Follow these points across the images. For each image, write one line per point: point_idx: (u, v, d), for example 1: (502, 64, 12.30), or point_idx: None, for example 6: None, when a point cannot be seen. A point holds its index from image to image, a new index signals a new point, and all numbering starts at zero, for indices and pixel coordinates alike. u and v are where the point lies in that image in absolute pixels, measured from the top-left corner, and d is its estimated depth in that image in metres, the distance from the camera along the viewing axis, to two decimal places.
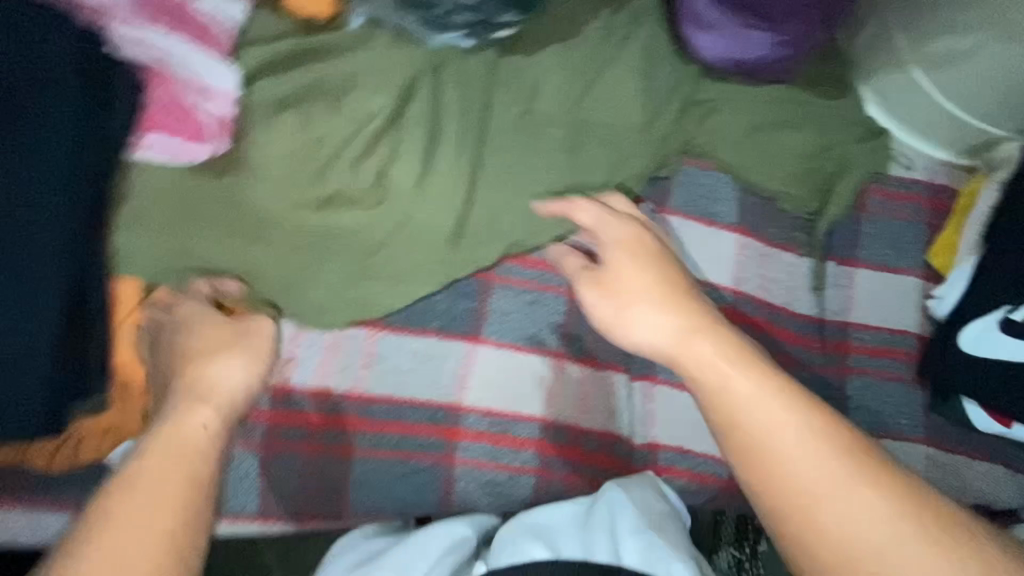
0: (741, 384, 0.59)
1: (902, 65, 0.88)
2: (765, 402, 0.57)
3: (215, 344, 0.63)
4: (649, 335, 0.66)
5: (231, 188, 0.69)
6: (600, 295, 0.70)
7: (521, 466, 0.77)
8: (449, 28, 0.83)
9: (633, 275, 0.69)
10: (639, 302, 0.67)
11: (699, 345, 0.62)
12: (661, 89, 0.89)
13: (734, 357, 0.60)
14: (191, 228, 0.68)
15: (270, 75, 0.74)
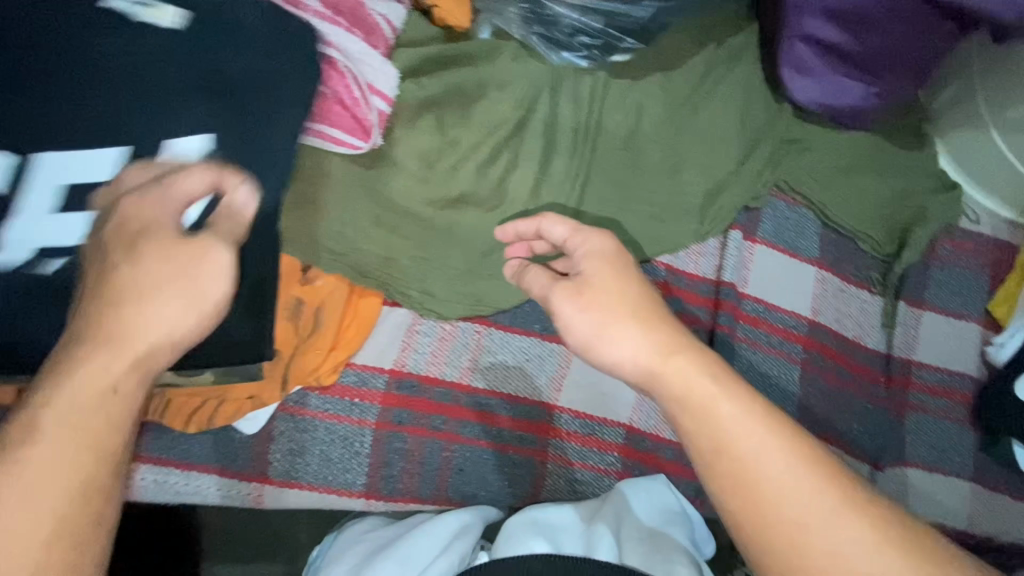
0: (731, 410, 0.49)
1: (981, 124, 0.95)
2: (748, 427, 0.48)
3: (172, 264, 0.48)
4: (645, 363, 0.53)
5: (371, 177, 0.72)
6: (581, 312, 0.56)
7: (607, 470, 0.80)
8: (569, 48, 0.89)
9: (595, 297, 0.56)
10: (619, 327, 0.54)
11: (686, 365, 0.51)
12: (755, 125, 0.95)
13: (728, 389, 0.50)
14: (333, 209, 0.70)
15: (412, 79, 0.79)
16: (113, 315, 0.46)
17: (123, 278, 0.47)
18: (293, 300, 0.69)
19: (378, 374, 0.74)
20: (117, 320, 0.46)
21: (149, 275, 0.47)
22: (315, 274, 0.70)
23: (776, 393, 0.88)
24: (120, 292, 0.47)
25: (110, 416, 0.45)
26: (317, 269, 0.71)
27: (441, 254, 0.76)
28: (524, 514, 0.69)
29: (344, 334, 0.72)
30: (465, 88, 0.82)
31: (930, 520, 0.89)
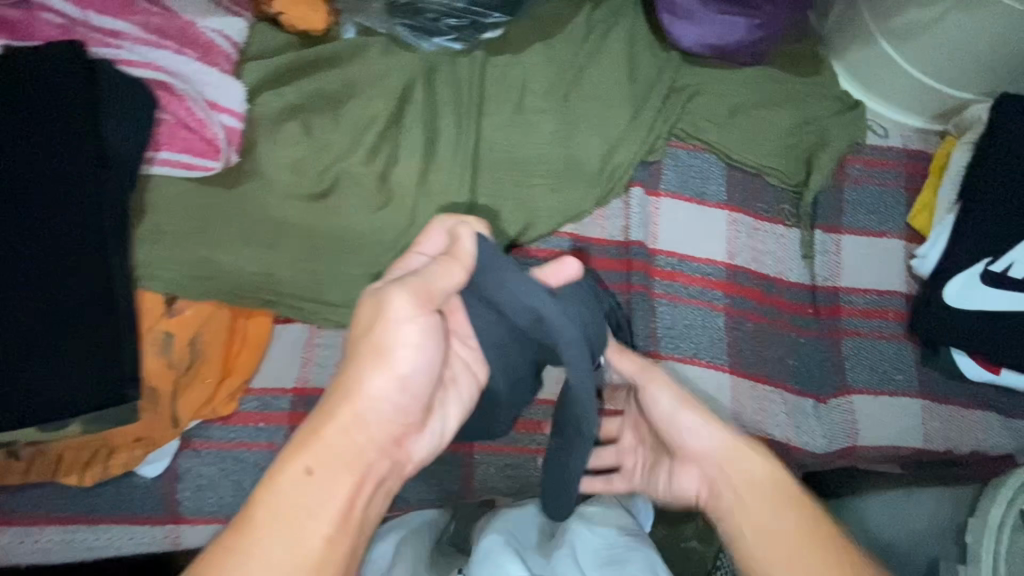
0: (763, 507, 0.60)
1: (870, 37, 0.93)
2: (769, 516, 0.59)
3: (366, 321, 0.56)
4: (706, 441, 0.65)
5: (247, 197, 0.71)
6: (663, 412, 0.67)
7: (540, 449, 0.79)
8: (439, 33, 0.87)
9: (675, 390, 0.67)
10: (689, 412, 0.66)
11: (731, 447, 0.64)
12: (644, 79, 0.94)
13: (759, 481, 0.62)
14: (203, 235, 0.68)
15: (272, 89, 0.76)
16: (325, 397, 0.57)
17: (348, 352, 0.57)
18: (161, 334, 0.66)
19: (282, 395, 0.72)
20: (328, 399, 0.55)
21: (348, 359, 0.57)
22: (185, 304, 0.68)
23: (692, 359, 0.87)
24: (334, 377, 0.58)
25: (315, 498, 0.53)
26: (183, 299, 0.67)
27: (331, 262, 0.74)
28: (497, 533, 0.66)
29: (235, 357, 0.71)
30: (332, 91, 0.80)
31: (884, 442, 0.89)
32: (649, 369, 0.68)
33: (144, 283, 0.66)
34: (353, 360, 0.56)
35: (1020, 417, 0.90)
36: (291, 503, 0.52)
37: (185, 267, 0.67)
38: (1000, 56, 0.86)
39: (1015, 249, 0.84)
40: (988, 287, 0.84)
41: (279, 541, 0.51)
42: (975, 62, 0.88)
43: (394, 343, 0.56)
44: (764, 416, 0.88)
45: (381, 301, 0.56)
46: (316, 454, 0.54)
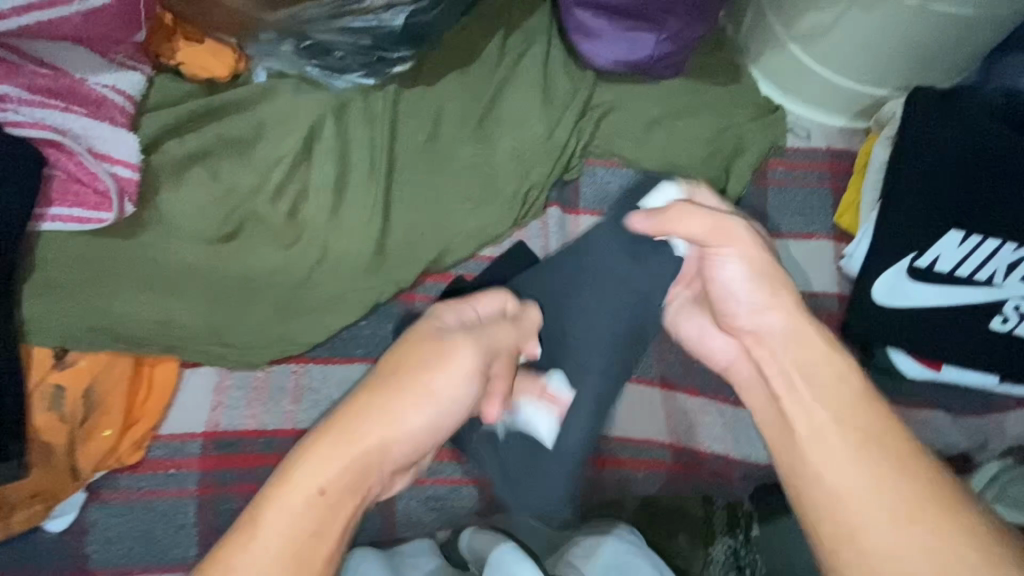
0: (828, 389, 0.53)
1: (782, 42, 0.94)
2: (838, 397, 0.53)
3: (419, 353, 0.51)
4: (763, 312, 0.59)
5: (148, 246, 0.73)
6: (727, 277, 0.61)
7: (462, 478, 0.79)
8: (348, 70, 0.88)
9: (758, 260, 0.60)
10: (762, 281, 0.60)
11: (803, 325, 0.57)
12: (560, 99, 0.95)
13: (827, 360, 0.55)
14: (102, 285, 0.71)
15: (173, 138, 0.78)
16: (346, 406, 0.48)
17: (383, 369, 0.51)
18: (51, 388, 0.68)
19: (191, 439, 0.72)
20: (349, 412, 0.47)
21: (389, 373, 0.50)
22: (77, 355, 0.69)
23: None
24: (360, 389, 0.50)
25: (318, 525, 0.45)
26: (75, 351, 0.69)
27: (239, 303, 0.75)
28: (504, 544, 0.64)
29: (139, 403, 0.72)
30: (239, 134, 0.81)
31: None
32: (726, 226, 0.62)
33: (35, 338, 0.68)
34: (390, 379, 0.49)
35: (967, 415, 0.88)
36: (289, 528, 0.44)
37: (81, 318, 0.69)
38: (908, 51, 0.86)
39: (938, 243, 0.83)
40: (915, 283, 0.83)
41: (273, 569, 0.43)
42: (884, 59, 0.88)
43: (452, 389, 0.51)
44: (697, 429, 0.87)
45: (444, 348, 0.52)
46: (341, 473, 0.46)
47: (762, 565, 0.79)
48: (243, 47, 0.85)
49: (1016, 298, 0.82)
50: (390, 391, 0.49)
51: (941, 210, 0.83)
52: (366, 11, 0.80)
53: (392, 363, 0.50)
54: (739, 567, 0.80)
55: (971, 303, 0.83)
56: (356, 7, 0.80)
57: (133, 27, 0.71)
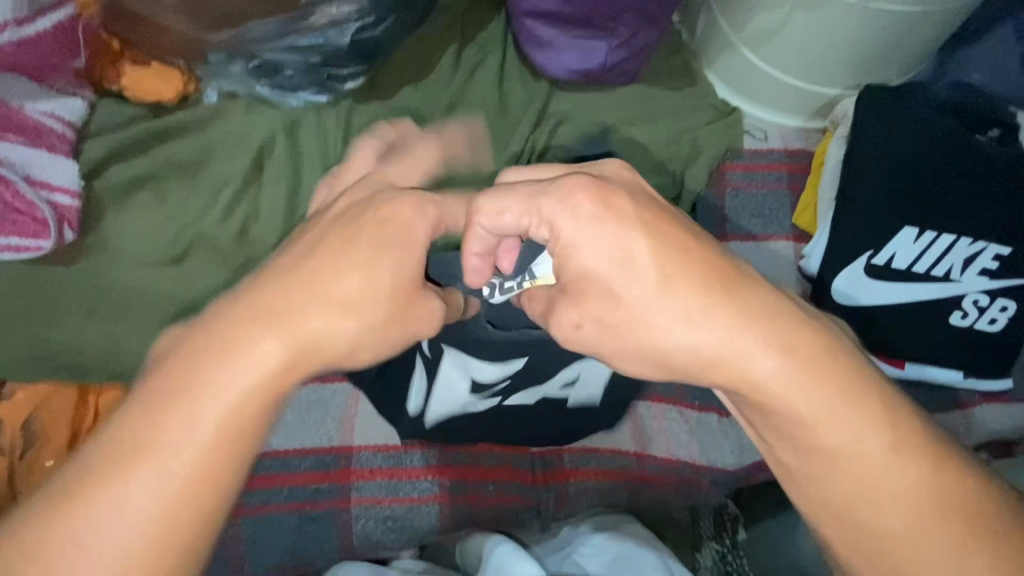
0: (805, 395, 0.41)
1: (732, 46, 0.94)
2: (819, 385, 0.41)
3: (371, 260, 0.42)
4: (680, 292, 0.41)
5: (90, 271, 0.73)
6: (664, 322, 0.40)
7: (420, 496, 0.78)
8: (300, 89, 0.87)
9: (658, 250, 0.40)
10: (689, 298, 0.40)
11: (764, 337, 0.40)
12: (514, 111, 0.95)
13: (799, 370, 0.41)
14: (45, 312, 0.71)
15: (118, 162, 0.78)
16: (287, 304, 0.40)
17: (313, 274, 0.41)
18: None
19: None
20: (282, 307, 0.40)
21: (343, 276, 0.41)
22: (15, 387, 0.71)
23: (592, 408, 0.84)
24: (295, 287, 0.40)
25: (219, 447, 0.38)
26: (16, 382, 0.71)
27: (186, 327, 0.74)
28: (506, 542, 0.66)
29: None
30: (187, 156, 0.81)
31: None
32: (546, 225, 0.42)
33: None
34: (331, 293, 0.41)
35: (939, 411, 0.86)
36: (183, 448, 0.37)
37: (21, 348, 0.70)
38: (857, 49, 0.86)
39: (893, 240, 0.82)
40: (872, 281, 0.83)
41: (186, 488, 0.37)
42: (833, 59, 0.89)
43: (415, 308, 0.44)
44: (663, 438, 0.86)
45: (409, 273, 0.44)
46: (277, 385, 0.40)
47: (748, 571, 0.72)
48: (192, 68, 0.84)
49: (975, 292, 0.81)
50: (346, 299, 0.41)
51: (894, 207, 0.83)
52: (311, 29, 0.80)
53: (336, 252, 0.42)
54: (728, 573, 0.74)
55: (931, 298, 0.82)
56: (300, 24, 0.80)
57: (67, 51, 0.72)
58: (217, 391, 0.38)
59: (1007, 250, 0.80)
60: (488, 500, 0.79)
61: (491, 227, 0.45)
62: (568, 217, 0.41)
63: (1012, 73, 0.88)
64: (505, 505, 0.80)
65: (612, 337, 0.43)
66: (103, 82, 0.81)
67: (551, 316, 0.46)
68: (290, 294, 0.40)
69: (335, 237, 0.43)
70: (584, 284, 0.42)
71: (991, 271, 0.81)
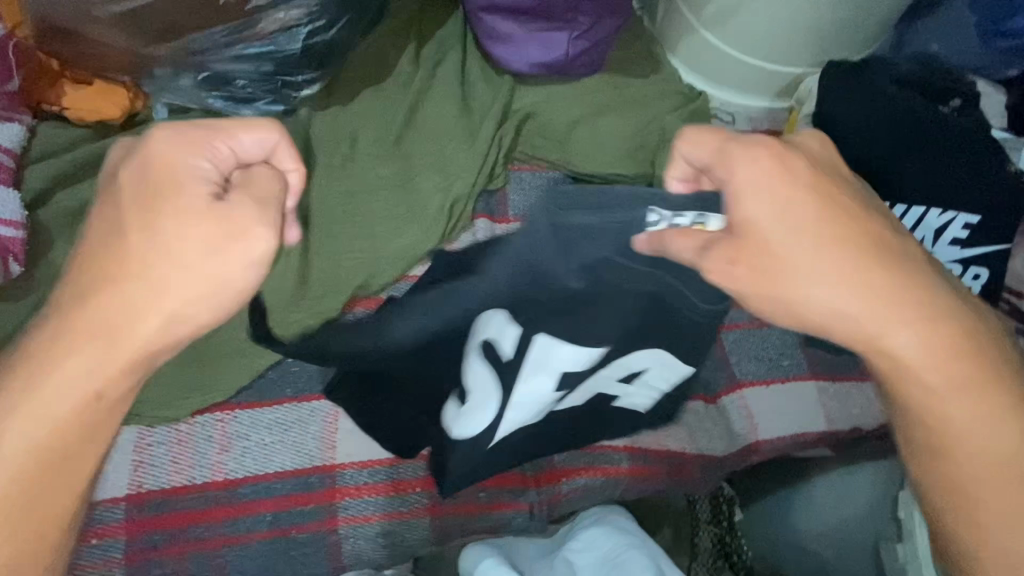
0: (920, 357, 0.52)
1: (694, 30, 0.93)
2: (937, 355, 0.52)
3: (171, 198, 0.44)
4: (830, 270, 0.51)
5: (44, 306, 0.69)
6: (820, 291, 0.51)
7: (411, 510, 0.76)
8: (255, 99, 0.85)
9: (826, 229, 0.51)
10: (844, 262, 0.51)
11: (901, 305, 0.51)
12: (479, 108, 0.93)
13: (927, 335, 0.52)
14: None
15: (63, 188, 0.75)
16: (116, 258, 0.44)
17: (118, 221, 0.44)
18: None
19: (115, 504, 0.69)
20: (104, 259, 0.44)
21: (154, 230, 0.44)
22: None
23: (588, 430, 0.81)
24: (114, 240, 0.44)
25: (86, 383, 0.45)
26: None
27: None
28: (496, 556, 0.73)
29: None
30: None
31: (779, 438, 0.85)
32: (727, 173, 0.50)
33: None
34: (144, 238, 0.44)
35: None
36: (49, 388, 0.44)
37: None
38: (818, 25, 0.86)
39: None
40: None
41: (85, 419, 0.45)
42: (795, 38, 0.88)
43: (235, 238, 0.44)
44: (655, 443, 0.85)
45: (196, 194, 0.44)
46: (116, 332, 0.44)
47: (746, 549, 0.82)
48: (138, 84, 0.81)
49: (946, 262, 0.82)
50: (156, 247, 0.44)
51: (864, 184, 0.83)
52: (259, 36, 0.78)
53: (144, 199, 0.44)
54: (724, 553, 0.85)
55: None
56: (248, 32, 0.77)
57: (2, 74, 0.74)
58: (72, 341, 0.44)
59: (976, 217, 0.80)
60: (481, 508, 0.78)
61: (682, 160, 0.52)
62: (751, 185, 0.50)
63: (970, 44, 0.89)
64: (499, 511, 0.79)
65: (771, 301, 0.52)
66: (41, 104, 0.78)
67: (702, 260, 0.51)
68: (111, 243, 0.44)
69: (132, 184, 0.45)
70: (761, 258, 0.50)
71: (961, 240, 0.82)
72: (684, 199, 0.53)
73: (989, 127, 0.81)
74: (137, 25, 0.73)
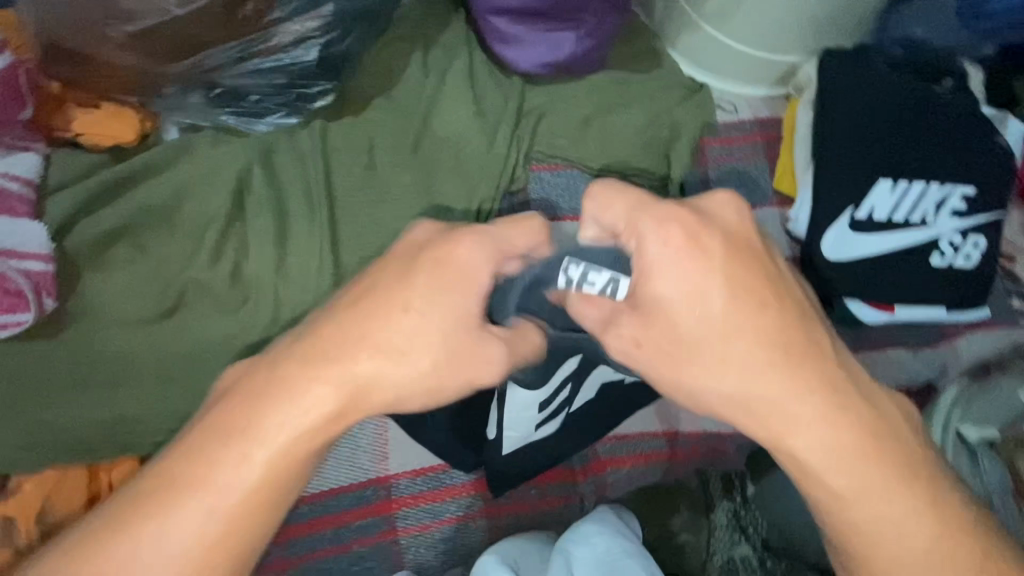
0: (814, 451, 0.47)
1: (695, 24, 0.96)
2: (831, 446, 0.47)
3: (433, 307, 0.45)
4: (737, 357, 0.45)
5: (84, 342, 0.70)
6: (725, 386, 0.46)
7: (466, 514, 0.77)
8: (268, 113, 0.82)
9: (734, 318, 0.45)
10: (750, 351, 0.45)
11: (794, 412, 0.46)
12: (492, 110, 0.93)
13: (825, 428, 0.47)
14: (44, 390, 0.68)
15: (87, 217, 0.73)
16: (347, 352, 0.45)
17: (365, 314, 0.45)
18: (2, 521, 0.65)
19: None
20: (339, 348, 0.45)
21: (394, 326, 0.45)
22: (25, 479, 0.67)
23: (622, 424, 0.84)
24: (348, 336, 0.45)
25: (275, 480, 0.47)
26: (22, 476, 0.67)
27: (195, 384, 0.72)
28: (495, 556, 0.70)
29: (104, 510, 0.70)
30: (160, 202, 0.76)
31: None
32: (635, 243, 0.44)
33: None
34: (390, 343, 0.45)
35: (925, 347, 0.93)
36: (238, 478, 0.46)
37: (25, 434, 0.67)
38: (815, 15, 0.90)
39: (872, 194, 0.87)
40: (860, 235, 0.87)
41: (235, 526, 0.47)
42: (793, 28, 0.92)
43: (480, 360, 0.48)
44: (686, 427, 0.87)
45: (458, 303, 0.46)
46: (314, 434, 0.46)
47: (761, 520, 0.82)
48: (146, 105, 0.78)
49: (949, 233, 0.88)
50: (394, 347, 0.45)
51: (870, 164, 0.87)
52: (275, 49, 0.76)
53: (405, 303, 0.45)
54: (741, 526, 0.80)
55: (911, 245, 0.88)
56: (263, 48, 0.76)
57: (13, 101, 0.72)
58: (272, 431, 0.46)
59: (971, 189, 0.87)
60: (533, 505, 0.80)
61: (590, 220, 0.45)
62: (675, 265, 0.44)
63: (953, 26, 0.94)
64: (549, 507, 0.80)
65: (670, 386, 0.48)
66: (52, 130, 0.75)
67: (605, 333, 0.48)
68: (348, 337, 0.45)
69: (396, 278, 0.46)
70: (671, 346, 0.46)
71: (960, 211, 0.87)
72: (607, 256, 0.47)
73: (978, 105, 0.89)
74: (150, 43, 0.70)
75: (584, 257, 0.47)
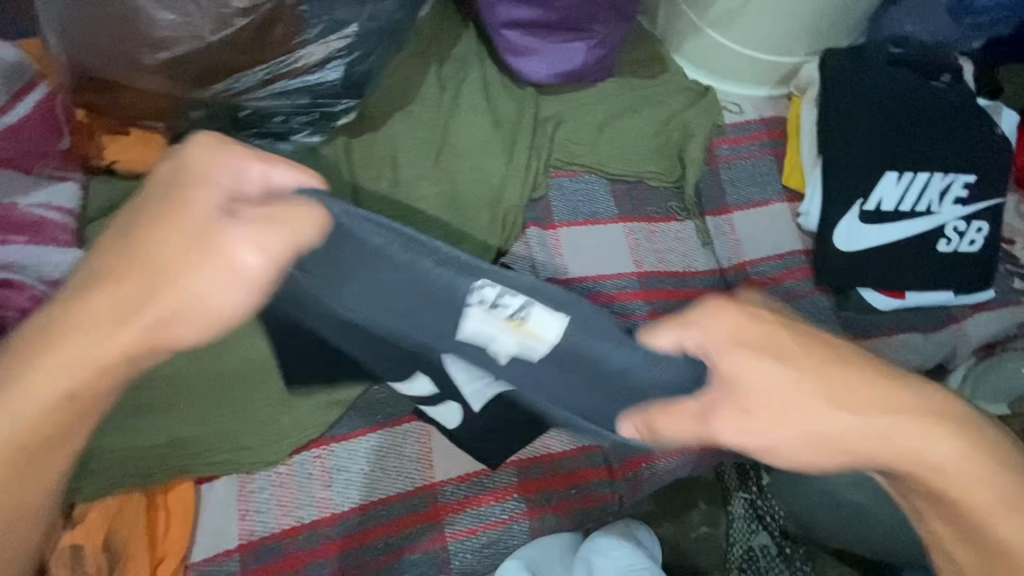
0: (941, 468, 0.49)
1: (699, 31, 1.00)
2: (954, 461, 0.49)
3: (176, 198, 0.47)
4: (828, 397, 0.49)
5: None
6: (837, 425, 0.49)
7: (509, 517, 0.78)
8: (293, 132, 0.83)
9: (814, 364, 0.49)
10: (839, 387, 0.49)
11: (906, 435, 0.49)
12: (508, 120, 0.95)
13: (943, 442, 0.49)
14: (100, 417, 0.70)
15: None
16: (115, 266, 0.46)
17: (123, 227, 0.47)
18: (65, 552, 0.65)
19: (228, 557, 0.71)
20: (107, 264, 0.46)
21: (152, 237, 0.46)
22: (85, 507, 0.68)
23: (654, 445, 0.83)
24: (113, 248, 0.46)
25: (74, 401, 0.46)
26: (82, 504, 0.68)
27: (243, 401, 0.74)
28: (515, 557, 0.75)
29: (159, 535, 0.70)
30: None
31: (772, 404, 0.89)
32: (698, 333, 0.52)
33: None
34: (135, 242, 0.46)
35: (938, 330, 0.96)
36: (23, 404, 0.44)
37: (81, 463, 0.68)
38: (814, 18, 0.93)
39: (879, 187, 0.91)
40: (869, 227, 0.91)
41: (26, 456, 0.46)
42: (793, 31, 0.96)
43: (228, 251, 0.47)
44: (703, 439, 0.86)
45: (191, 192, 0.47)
46: (101, 358, 0.46)
47: (777, 509, 0.86)
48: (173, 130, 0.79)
49: (953, 220, 0.92)
50: (156, 257, 0.46)
51: (875, 157, 0.91)
52: (301, 72, 0.76)
53: (150, 202, 0.47)
54: (757, 515, 0.86)
55: (918, 232, 0.92)
56: (288, 70, 0.75)
57: (54, 134, 0.76)
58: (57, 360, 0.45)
59: (972, 176, 0.92)
60: (573, 505, 0.81)
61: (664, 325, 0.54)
62: (735, 332, 0.51)
63: (939, 24, 0.99)
64: (591, 506, 0.82)
65: (787, 438, 0.50)
66: (88, 159, 0.77)
67: (711, 413, 0.52)
68: (113, 250, 0.46)
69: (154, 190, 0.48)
70: (770, 400, 0.50)
71: (963, 198, 0.92)
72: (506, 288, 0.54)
73: (975, 98, 0.94)
74: (182, 72, 0.71)
75: (503, 284, 0.54)
